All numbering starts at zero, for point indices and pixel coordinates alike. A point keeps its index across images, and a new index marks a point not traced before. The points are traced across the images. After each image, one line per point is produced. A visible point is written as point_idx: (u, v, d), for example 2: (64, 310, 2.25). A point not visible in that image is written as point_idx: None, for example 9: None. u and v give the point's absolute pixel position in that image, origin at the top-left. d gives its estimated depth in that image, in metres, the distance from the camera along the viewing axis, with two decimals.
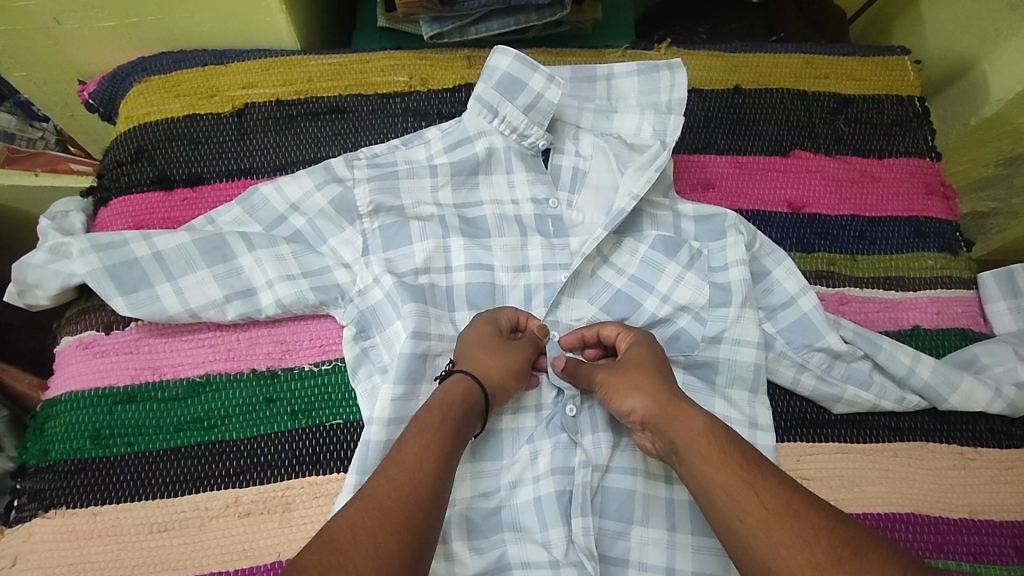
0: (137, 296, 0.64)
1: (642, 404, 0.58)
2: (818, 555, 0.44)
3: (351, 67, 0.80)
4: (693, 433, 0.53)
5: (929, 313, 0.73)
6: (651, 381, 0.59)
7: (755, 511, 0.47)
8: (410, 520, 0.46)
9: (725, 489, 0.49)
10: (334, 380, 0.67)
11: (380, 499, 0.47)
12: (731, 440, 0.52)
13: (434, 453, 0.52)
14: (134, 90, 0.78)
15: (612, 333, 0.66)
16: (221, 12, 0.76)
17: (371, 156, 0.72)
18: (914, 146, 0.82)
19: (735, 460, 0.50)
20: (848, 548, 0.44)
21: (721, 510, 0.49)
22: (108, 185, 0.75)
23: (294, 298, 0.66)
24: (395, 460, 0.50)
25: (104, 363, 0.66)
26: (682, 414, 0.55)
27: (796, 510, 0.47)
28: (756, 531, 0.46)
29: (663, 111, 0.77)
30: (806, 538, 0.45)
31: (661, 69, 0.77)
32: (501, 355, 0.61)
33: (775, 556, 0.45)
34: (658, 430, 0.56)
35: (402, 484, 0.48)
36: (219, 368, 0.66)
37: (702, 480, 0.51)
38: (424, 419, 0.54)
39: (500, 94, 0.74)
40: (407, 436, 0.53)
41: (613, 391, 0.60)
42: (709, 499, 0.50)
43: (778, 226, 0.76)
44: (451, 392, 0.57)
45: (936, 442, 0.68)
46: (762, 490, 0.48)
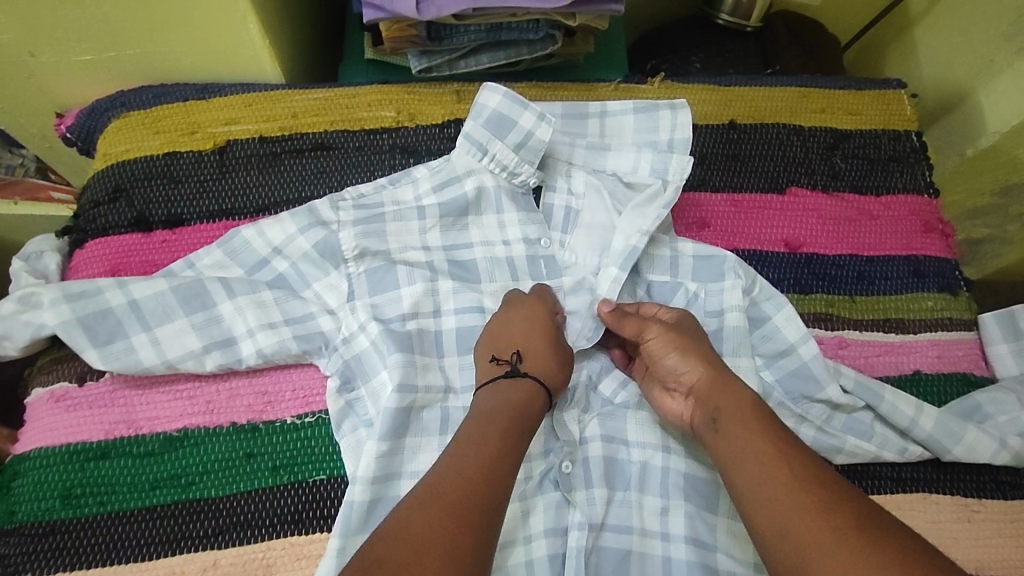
0: (112, 348, 0.62)
1: (697, 370, 0.61)
2: (837, 520, 0.47)
3: (336, 102, 0.77)
4: (739, 401, 0.57)
5: (929, 357, 0.72)
6: (706, 354, 0.62)
7: (781, 477, 0.51)
8: (482, 522, 0.47)
9: (765, 454, 0.52)
10: (317, 434, 0.64)
11: (449, 494, 0.48)
12: (773, 417, 0.56)
13: (506, 455, 0.53)
14: (111, 126, 0.76)
15: (653, 310, 0.68)
16: (203, 46, 0.73)
17: (357, 197, 0.70)
18: (912, 182, 0.81)
19: (774, 432, 0.54)
20: (867, 518, 0.47)
21: (749, 472, 0.52)
22: (83, 226, 0.72)
23: (276, 347, 0.64)
24: (463, 457, 0.51)
25: (75, 418, 0.63)
26: (733, 387, 0.59)
27: (820, 480, 0.50)
28: (777, 492, 0.50)
29: (662, 149, 0.75)
30: (825, 507, 0.48)
31: (661, 108, 0.76)
32: (561, 358, 0.63)
33: (792, 516, 0.48)
34: (703, 399, 0.59)
35: (471, 479, 0.50)
36: (198, 421, 0.64)
37: (737, 444, 0.54)
38: (494, 415, 0.56)
39: (489, 132, 0.72)
40: (480, 428, 0.54)
41: (664, 350, 0.64)
42: (735, 461, 0.54)
43: (774, 266, 0.75)
44: (523, 395, 0.58)
45: (939, 494, 0.66)
46: (795, 458, 0.52)
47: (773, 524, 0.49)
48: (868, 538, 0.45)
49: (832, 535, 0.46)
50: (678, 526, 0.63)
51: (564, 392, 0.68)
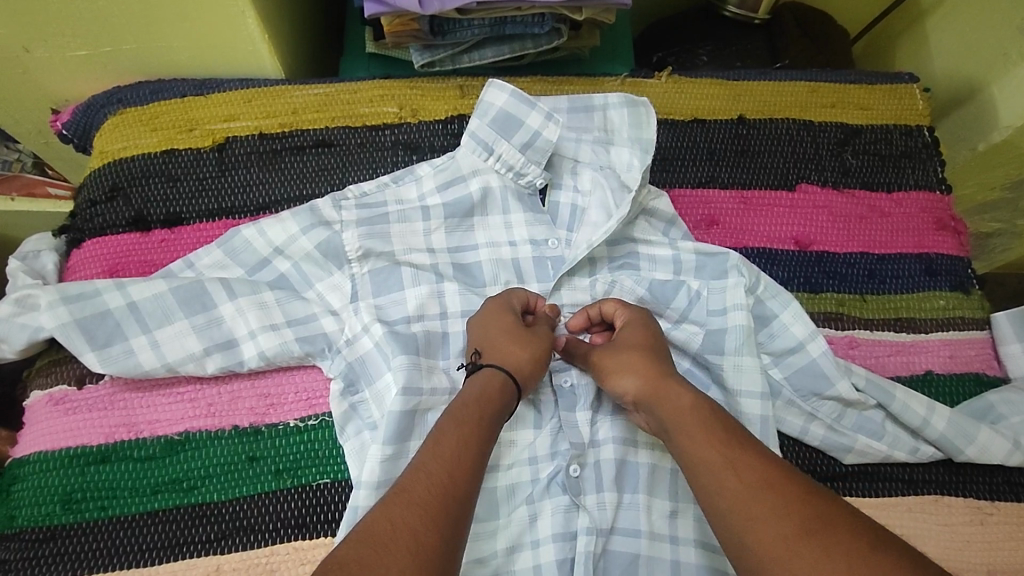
0: (111, 351, 0.61)
1: (630, 383, 0.59)
2: (787, 529, 0.46)
3: (338, 98, 0.76)
4: (680, 408, 0.56)
5: (941, 357, 0.71)
6: (647, 365, 0.60)
7: (730, 486, 0.50)
8: (448, 520, 0.46)
9: (709, 464, 0.51)
10: (320, 437, 0.63)
11: (418, 493, 0.47)
12: (718, 420, 0.54)
13: (470, 447, 0.52)
14: (109, 122, 0.74)
15: (611, 311, 0.66)
16: (200, 41, 0.72)
17: (359, 195, 0.69)
18: (924, 179, 0.79)
19: (717, 437, 0.53)
20: (815, 520, 0.46)
21: (701, 483, 0.51)
22: (81, 225, 0.70)
23: (278, 350, 0.63)
24: (434, 454, 0.51)
25: (76, 421, 0.62)
26: (671, 393, 0.57)
27: (766, 484, 0.49)
28: (729, 502, 0.49)
29: (644, 150, 0.72)
30: (779, 516, 0.47)
31: (637, 105, 0.73)
32: (528, 344, 0.61)
33: (747, 529, 0.47)
34: (650, 410, 0.58)
35: (436, 474, 0.49)
36: (199, 425, 0.63)
37: (685, 453, 0.54)
38: (459, 415, 0.54)
39: (494, 131, 0.71)
40: (445, 428, 0.53)
41: (610, 370, 0.61)
42: (691, 472, 0.53)
43: (784, 264, 0.73)
44: (488, 389, 0.57)
45: (951, 496, 0.65)
46: (739, 465, 0.50)
47: (733, 536, 0.48)
48: (817, 547, 0.45)
49: (786, 546, 0.45)
50: (687, 529, 0.62)
51: (570, 394, 0.67)
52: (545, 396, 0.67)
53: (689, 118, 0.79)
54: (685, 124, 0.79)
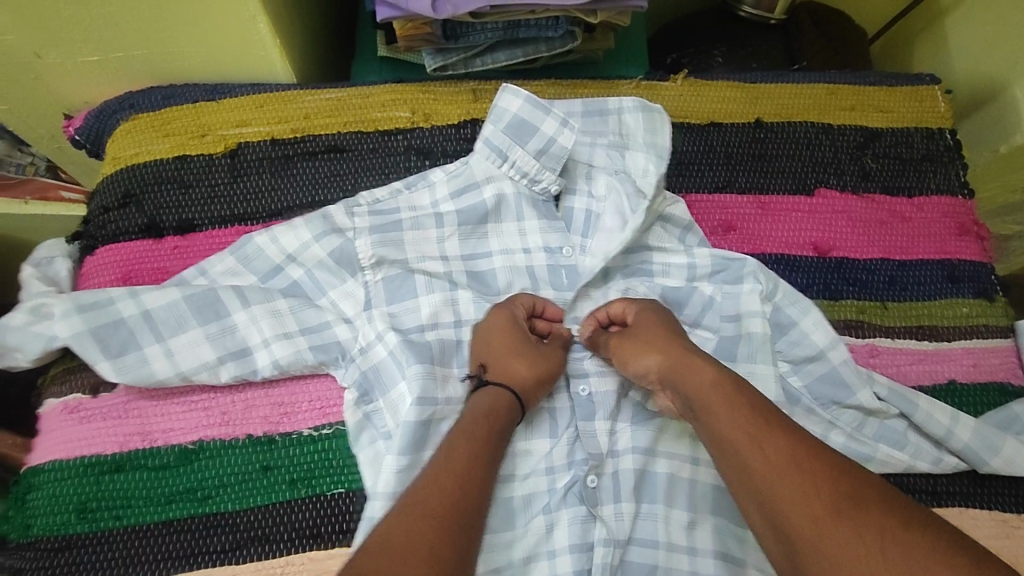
0: (125, 360, 0.61)
1: (654, 361, 0.60)
2: (815, 507, 0.45)
3: (349, 102, 0.75)
4: (703, 383, 0.55)
5: (964, 366, 0.69)
6: (665, 342, 0.60)
7: (758, 463, 0.48)
8: (457, 530, 0.46)
9: (733, 440, 0.50)
10: (334, 446, 0.62)
11: (429, 505, 0.47)
12: (745, 395, 0.53)
13: (482, 461, 0.52)
14: (121, 128, 0.74)
15: (620, 312, 0.66)
16: (211, 46, 0.71)
17: (372, 202, 0.68)
18: (946, 183, 0.78)
19: (745, 412, 0.51)
20: (846, 500, 0.45)
21: (726, 458, 0.50)
22: (94, 232, 0.70)
23: (292, 358, 0.62)
24: (449, 459, 0.51)
25: (90, 430, 0.62)
26: (696, 367, 0.56)
27: (793, 461, 0.47)
28: (757, 479, 0.48)
29: (660, 155, 0.72)
30: (807, 495, 0.45)
31: (654, 110, 0.73)
32: (537, 365, 0.61)
33: (776, 507, 0.46)
34: (672, 384, 0.58)
35: (447, 482, 0.49)
36: (214, 434, 0.62)
37: (712, 430, 0.52)
38: (472, 430, 0.54)
39: (509, 137, 0.70)
40: (455, 444, 0.53)
41: (630, 354, 0.61)
42: (720, 450, 0.51)
43: (803, 271, 0.72)
44: (496, 403, 0.58)
45: (976, 508, 0.64)
46: (766, 441, 0.49)
47: (763, 515, 0.47)
48: (850, 525, 0.43)
49: (816, 526, 0.44)
50: (706, 540, 0.61)
51: (588, 403, 0.66)
52: (560, 405, 0.66)
53: (706, 122, 0.78)
54: (701, 128, 0.77)
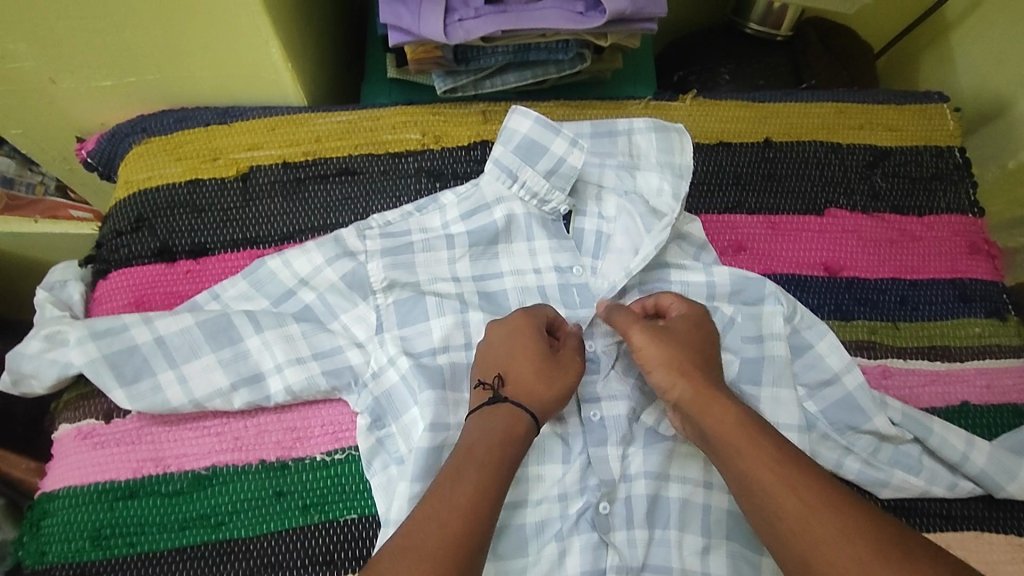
0: (138, 387, 0.61)
1: (679, 385, 0.58)
2: (859, 552, 0.47)
3: (360, 125, 0.76)
4: (727, 424, 0.55)
5: (977, 387, 0.69)
6: (690, 365, 0.59)
7: (791, 506, 0.50)
8: (461, 575, 0.46)
9: (764, 484, 0.51)
10: (346, 471, 0.63)
11: (431, 547, 0.47)
12: (764, 435, 0.54)
13: (489, 495, 0.52)
14: (133, 152, 0.75)
15: (668, 303, 0.65)
16: (223, 69, 0.72)
17: (383, 225, 0.68)
18: (956, 202, 0.78)
19: (772, 456, 0.52)
20: (891, 549, 0.47)
21: (755, 501, 0.52)
22: (107, 257, 0.70)
23: (304, 384, 0.63)
24: (450, 499, 0.50)
25: (103, 456, 0.62)
26: (717, 405, 0.56)
27: (833, 506, 0.49)
28: (791, 524, 0.49)
29: (678, 174, 0.72)
30: (844, 538, 0.48)
31: (671, 129, 0.73)
32: (554, 382, 0.60)
33: (816, 553, 0.48)
34: (691, 419, 0.58)
35: (449, 523, 0.49)
36: (227, 459, 0.62)
37: (741, 473, 0.53)
38: (482, 459, 0.53)
39: (519, 158, 0.70)
40: (464, 470, 0.53)
41: (654, 363, 0.59)
42: (748, 493, 0.52)
43: (814, 291, 0.72)
44: (511, 429, 0.56)
45: (991, 532, 0.63)
46: (798, 485, 0.51)
47: (798, 559, 0.49)
48: (897, 571, 0.46)
49: (862, 570, 0.46)
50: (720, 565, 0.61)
51: (600, 428, 0.65)
52: (573, 429, 0.66)
53: (715, 142, 0.78)
54: (710, 148, 0.77)
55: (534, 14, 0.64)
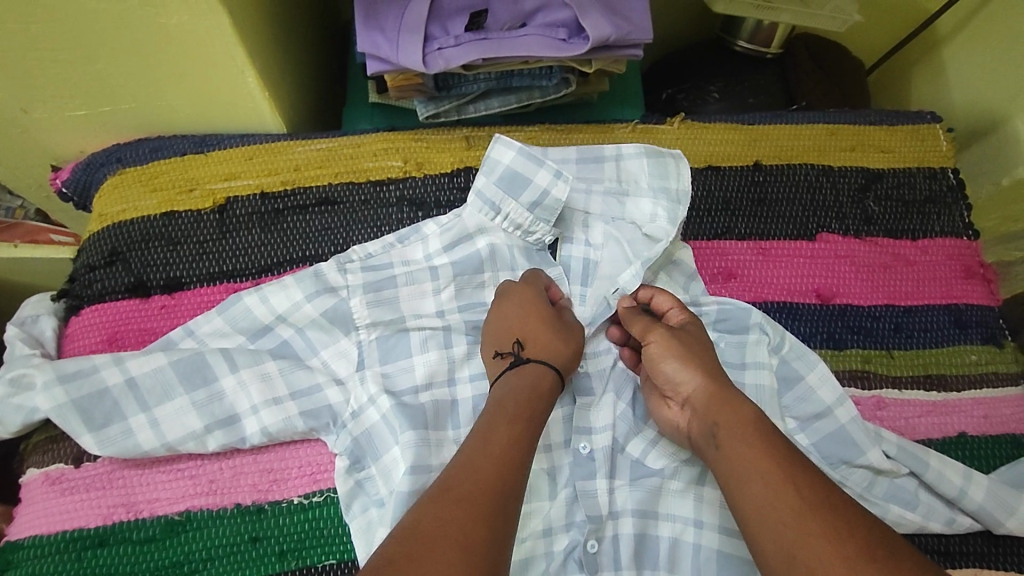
0: (109, 432, 0.59)
1: (694, 380, 0.58)
2: (848, 550, 0.44)
3: (340, 152, 0.74)
4: (736, 418, 0.54)
5: (974, 417, 0.67)
6: (708, 364, 0.59)
7: (789, 499, 0.48)
8: (496, 516, 0.45)
9: (763, 472, 0.50)
10: (326, 514, 0.60)
11: (468, 489, 0.46)
12: (779, 434, 0.53)
13: (520, 444, 0.51)
14: (107, 183, 0.73)
15: (666, 304, 0.65)
16: (199, 98, 0.70)
17: (364, 257, 0.66)
18: (950, 225, 0.76)
19: (775, 451, 0.51)
20: (881, 547, 0.44)
21: (747, 490, 0.50)
22: (79, 292, 0.68)
23: (281, 425, 0.61)
24: (484, 450, 0.50)
25: (72, 503, 0.59)
26: (730, 403, 0.55)
27: (829, 502, 0.47)
28: (783, 514, 0.47)
29: (673, 200, 0.70)
30: (836, 536, 0.45)
31: (666, 155, 0.71)
32: (570, 339, 0.62)
33: (801, 542, 0.45)
34: (700, 411, 0.57)
35: (487, 469, 0.48)
36: (201, 503, 0.60)
37: (737, 462, 0.51)
38: (508, 410, 0.54)
39: (502, 190, 0.68)
40: (493, 425, 0.52)
41: (664, 355, 0.60)
42: (740, 482, 0.51)
43: (806, 319, 0.70)
44: (539, 386, 0.57)
45: (990, 569, 0.62)
46: (797, 478, 0.49)
47: (779, 550, 0.46)
48: (886, 570, 0.43)
49: (848, 566, 0.43)
50: None
51: (588, 462, 0.63)
52: (560, 462, 0.63)
53: (703, 166, 0.76)
54: (699, 172, 0.76)
55: (515, 41, 0.63)
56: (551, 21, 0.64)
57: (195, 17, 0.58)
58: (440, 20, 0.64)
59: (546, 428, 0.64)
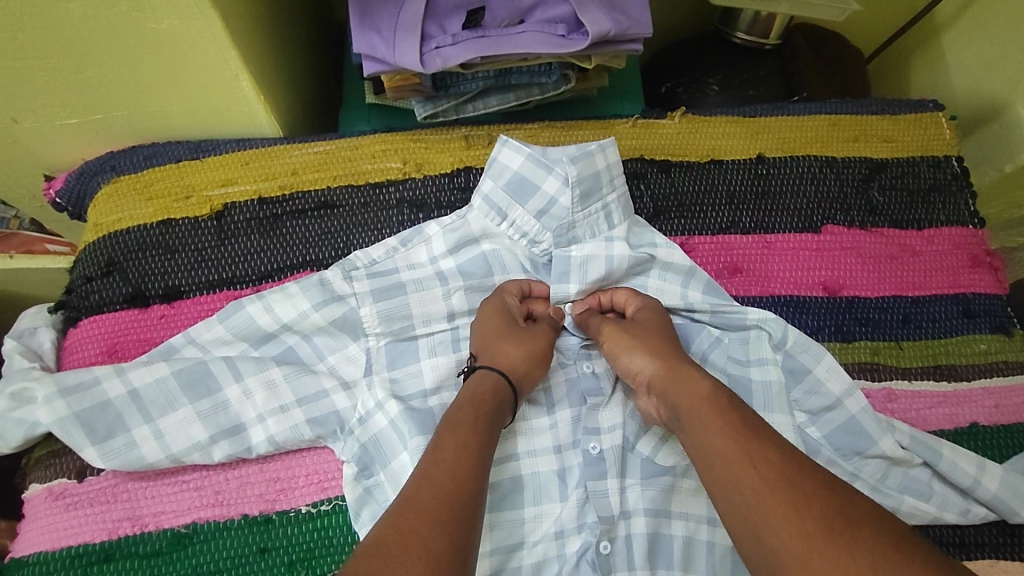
0: (111, 445, 0.58)
1: (648, 365, 0.59)
2: (806, 525, 0.44)
3: (339, 155, 0.73)
4: (694, 397, 0.54)
5: (986, 407, 0.67)
6: (661, 347, 0.60)
7: (749, 479, 0.47)
8: (458, 527, 0.45)
9: (722, 454, 0.49)
10: (333, 523, 0.59)
11: (424, 501, 0.46)
12: (733, 407, 0.52)
13: (468, 454, 0.50)
14: (102, 192, 0.72)
15: (623, 299, 0.66)
16: (193, 104, 0.69)
17: (369, 263, 0.66)
18: (956, 213, 0.76)
19: (733, 428, 0.50)
20: (836, 518, 0.44)
21: (713, 471, 0.50)
22: (77, 303, 0.67)
23: (288, 434, 0.60)
24: (436, 462, 0.49)
25: (76, 518, 0.58)
26: (692, 379, 0.56)
27: (785, 474, 0.47)
28: (747, 495, 0.47)
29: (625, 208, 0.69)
30: (793, 512, 0.44)
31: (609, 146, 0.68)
32: (522, 342, 0.61)
33: (763, 521, 0.45)
34: (664, 394, 0.57)
35: (442, 478, 0.48)
36: (207, 515, 0.59)
37: (701, 444, 0.51)
38: (457, 419, 0.53)
39: (509, 195, 0.68)
40: (442, 434, 0.52)
41: (619, 348, 0.61)
42: (704, 464, 0.50)
43: (814, 313, 0.70)
44: (480, 389, 0.57)
45: (1007, 560, 0.61)
46: (759, 457, 0.48)
47: (748, 529, 0.46)
48: (841, 545, 0.42)
49: (806, 543, 0.43)
50: None
51: (599, 462, 0.62)
52: (569, 464, 0.62)
53: (706, 160, 0.75)
54: (701, 166, 0.75)
55: (513, 38, 0.62)
56: (549, 18, 0.63)
57: (186, 21, 0.57)
58: (436, 19, 0.63)
59: (554, 429, 0.63)
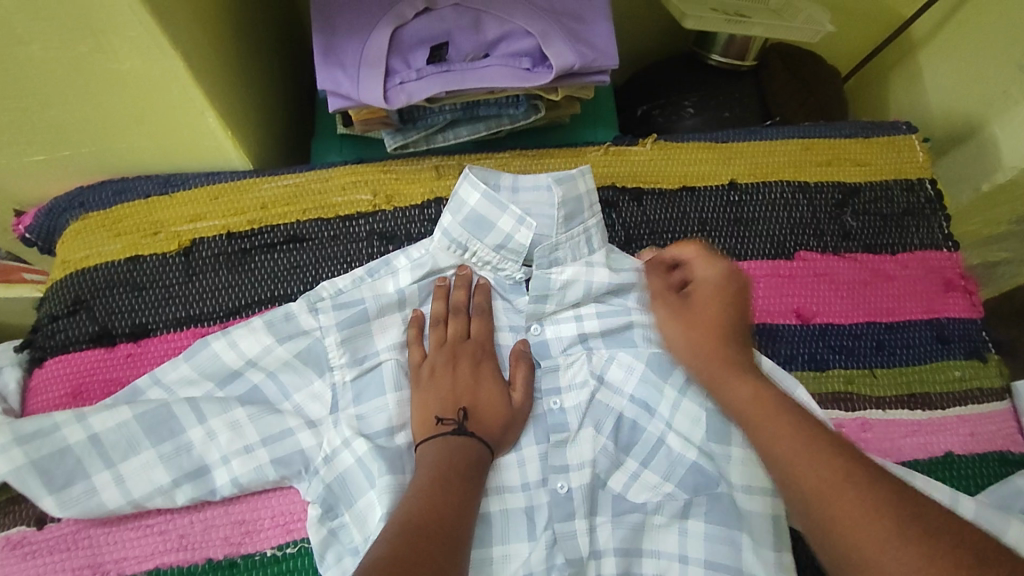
0: (71, 492, 0.57)
1: None
2: (876, 510, 0.47)
3: (308, 187, 0.73)
4: (745, 396, 0.56)
5: (961, 436, 0.67)
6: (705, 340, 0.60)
7: (812, 472, 0.50)
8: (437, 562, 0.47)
9: (788, 449, 0.52)
10: (299, 566, 0.59)
11: (413, 535, 0.48)
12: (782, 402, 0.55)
13: (446, 499, 0.53)
14: (70, 229, 0.71)
15: None
16: (160, 139, 0.69)
17: (335, 294, 0.64)
18: (929, 237, 0.76)
19: (792, 421, 0.53)
20: (899, 504, 0.47)
21: (775, 463, 0.52)
22: (42, 343, 0.67)
23: (252, 475, 0.59)
24: (421, 503, 0.52)
25: (36, 567, 0.58)
26: (734, 376, 0.57)
27: (847, 467, 0.50)
28: (812, 487, 0.50)
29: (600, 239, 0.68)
30: (862, 501, 0.48)
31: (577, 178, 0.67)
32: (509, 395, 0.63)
33: (829, 510, 0.48)
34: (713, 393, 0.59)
35: (421, 518, 0.50)
36: (171, 559, 0.58)
37: (760, 439, 0.54)
38: (442, 466, 0.56)
39: (467, 231, 0.67)
40: (423, 478, 0.55)
41: None
42: (767, 455, 0.53)
43: (787, 341, 0.69)
44: (481, 455, 0.59)
45: None
46: (817, 450, 0.51)
47: (813, 514, 0.49)
48: (900, 528, 0.46)
49: (875, 526, 0.46)
50: None
51: (567, 501, 0.61)
52: (538, 502, 0.61)
53: (678, 186, 0.75)
54: (673, 193, 0.75)
55: (478, 72, 0.62)
56: (514, 51, 0.63)
57: (148, 62, 0.57)
58: (400, 54, 0.63)
59: (523, 466, 0.63)
